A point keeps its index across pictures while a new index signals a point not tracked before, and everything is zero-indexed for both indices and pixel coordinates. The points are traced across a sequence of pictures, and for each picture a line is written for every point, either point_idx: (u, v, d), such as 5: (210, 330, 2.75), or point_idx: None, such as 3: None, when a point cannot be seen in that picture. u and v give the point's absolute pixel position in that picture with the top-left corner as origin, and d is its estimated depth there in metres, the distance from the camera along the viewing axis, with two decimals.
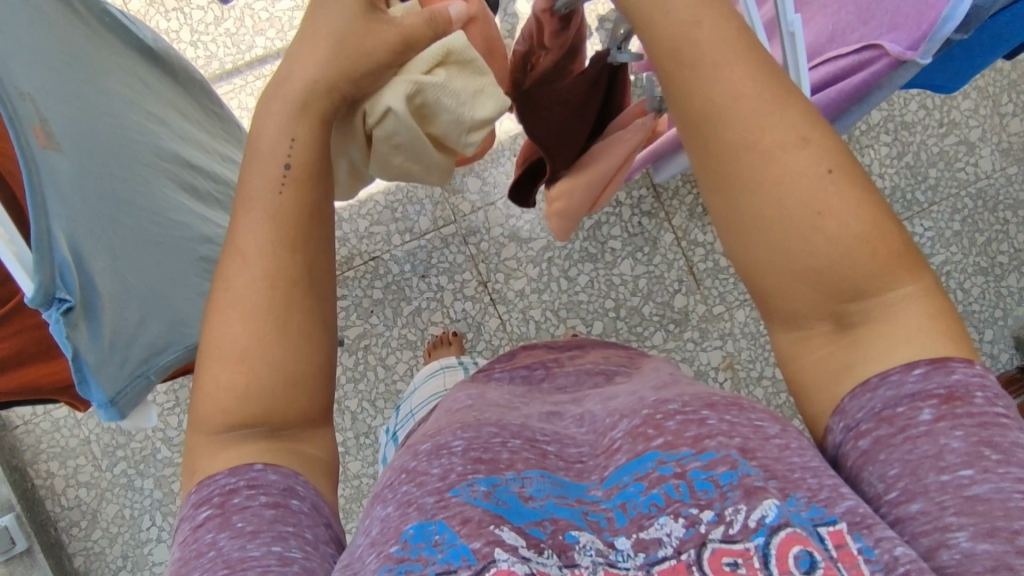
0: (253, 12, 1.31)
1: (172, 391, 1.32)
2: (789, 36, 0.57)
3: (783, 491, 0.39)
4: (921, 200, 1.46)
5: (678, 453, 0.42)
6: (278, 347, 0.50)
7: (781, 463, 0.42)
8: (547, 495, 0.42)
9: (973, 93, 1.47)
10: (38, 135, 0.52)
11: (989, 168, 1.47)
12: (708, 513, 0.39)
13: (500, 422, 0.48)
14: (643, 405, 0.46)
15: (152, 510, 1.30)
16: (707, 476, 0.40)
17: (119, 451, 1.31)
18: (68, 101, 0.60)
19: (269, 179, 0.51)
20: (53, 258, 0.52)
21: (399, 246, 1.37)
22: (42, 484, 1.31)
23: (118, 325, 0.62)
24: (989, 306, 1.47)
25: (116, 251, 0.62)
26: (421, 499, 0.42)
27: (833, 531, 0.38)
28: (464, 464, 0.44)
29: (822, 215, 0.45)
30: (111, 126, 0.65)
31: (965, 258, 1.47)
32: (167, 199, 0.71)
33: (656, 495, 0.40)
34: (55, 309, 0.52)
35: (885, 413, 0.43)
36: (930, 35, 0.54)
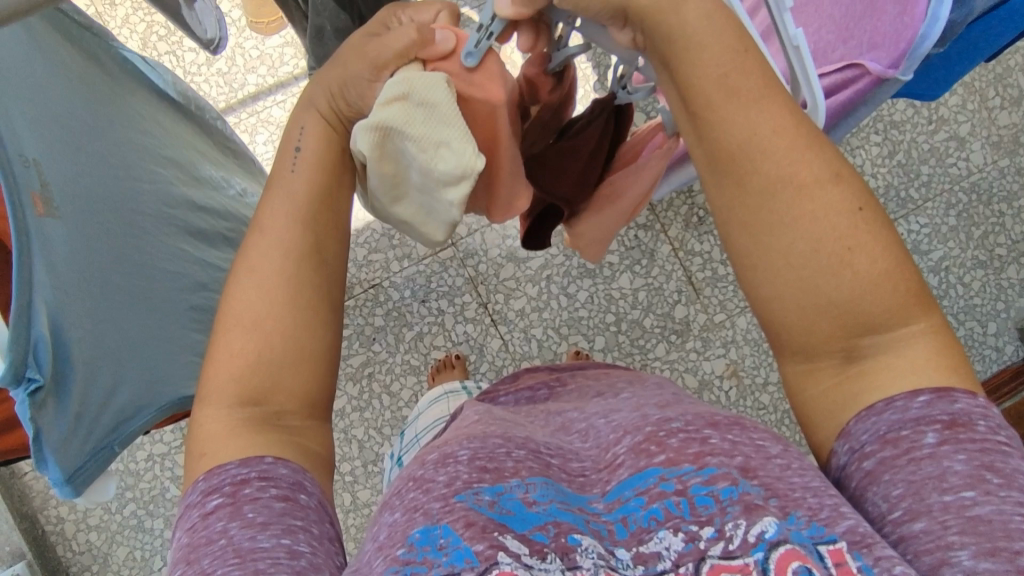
0: (244, 51, 1.33)
1: (178, 430, 1.32)
2: (794, 51, 0.50)
3: (784, 510, 0.39)
4: (915, 197, 1.47)
5: (679, 469, 0.42)
6: (280, 378, 0.51)
7: (782, 482, 0.42)
8: (550, 500, 0.42)
9: (960, 88, 1.48)
10: (36, 204, 0.53)
11: (980, 162, 1.47)
12: (708, 529, 0.39)
13: (506, 435, 0.48)
14: (646, 422, 0.46)
15: (163, 550, 1.30)
16: (707, 492, 0.40)
17: (128, 492, 1.31)
18: (74, 158, 0.60)
19: (276, 249, 0.53)
20: (30, 336, 0.51)
21: (398, 272, 1.37)
22: (52, 529, 1.31)
23: (88, 399, 0.59)
24: (991, 299, 1.47)
25: (108, 310, 0.61)
26: (429, 504, 0.42)
27: (833, 549, 0.38)
28: (470, 472, 0.44)
29: (850, 251, 0.46)
30: (116, 179, 0.66)
31: (963, 252, 1.47)
32: (165, 248, 0.71)
33: (656, 510, 0.40)
34: (22, 390, 0.51)
35: (890, 435, 0.43)
36: (910, 52, 0.55)
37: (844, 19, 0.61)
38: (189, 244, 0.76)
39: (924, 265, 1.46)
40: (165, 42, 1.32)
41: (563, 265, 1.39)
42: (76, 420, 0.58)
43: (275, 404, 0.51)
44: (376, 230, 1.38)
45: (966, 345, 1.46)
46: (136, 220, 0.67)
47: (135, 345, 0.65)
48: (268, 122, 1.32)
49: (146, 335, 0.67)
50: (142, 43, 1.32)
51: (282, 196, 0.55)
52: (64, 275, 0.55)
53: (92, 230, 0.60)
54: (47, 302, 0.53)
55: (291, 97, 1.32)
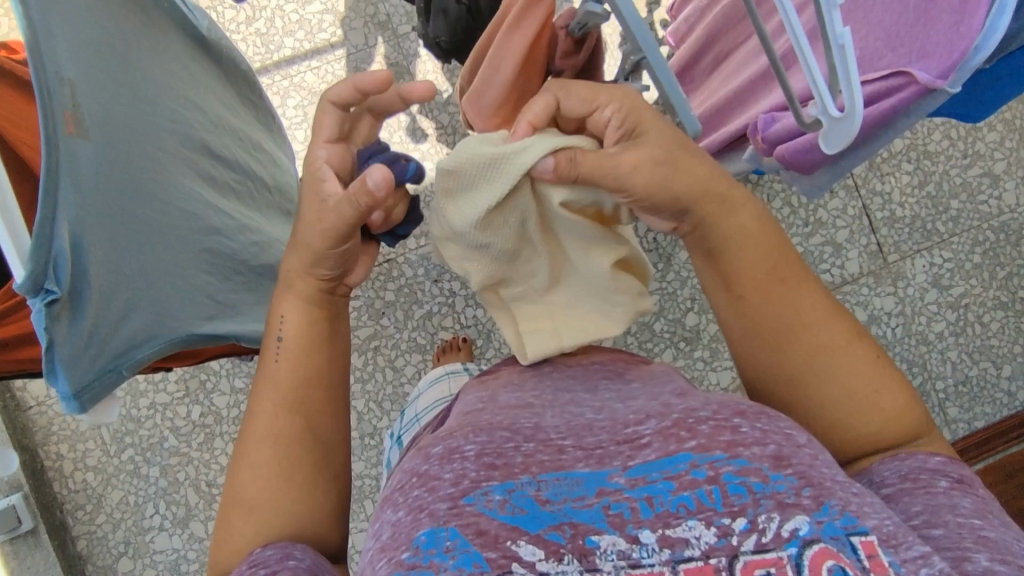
0: (284, 14, 1.33)
1: (182, 381, 1.34)
2: (839, 50, 0.50)
3: (817, 500, 0.40)
4: (942, 231, 1.45)
5: (711, 455, 0.42)
6: (289, 452, 0.57)
7: (815, 470, 0.42)
8: (563, 499, 0.41)
9: (1000, 125, 1.45)
10: (68, 123, 0.54)
11: (1013, 202, 1.45)
12: (741, 521, 0.39)
13: (513, 427, 0.48)
14: (673, 410, 0.46)
15: (156, 498, 1.32)
16: (741, 481, 0.40)
17: (128, 437, 1.33)
18: (105, 86, 0.61)
19: (277, 368, 0.60)
20: (52, 248, 0.51)
21: (414, 250, 1.38)
22: (51, 465, 1.33)
23: (102, 316, 0.60)
24: (1008, 341, 1.44)
25: (123, 242, 0.62)
26: (434, 505, 0.42)
27: (865, 540, 0.39)
28: (477, 470, 0.44)
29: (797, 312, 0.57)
30: (142, 112, 0.66)
31: (984, 291, 1.45)
32: (183, 187, 0.72)
33: (686, 498, 0.40)
34: (40, 300, 0.51)
35: None
36: (961, 64, 0.53)
37: (894, 27, 0.60)
38: (203, 188, 0.76)
39: (943, 300, 1.44)
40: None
41: None
42: (87, 338, 0.58)
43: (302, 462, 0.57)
44: None
45: (978, 386, 1.44)
46: (157, 154, 0.68)
47: (147, 274, 0.66)
48: (300, 87, 1.33)
49: (156, 268, 0.67)
50: None
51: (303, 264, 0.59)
52: (86, 196, 0.56)
53: (114, 158, 0.61)
54: (69, 219, 0.53)
55: (326, 65, 1.33)
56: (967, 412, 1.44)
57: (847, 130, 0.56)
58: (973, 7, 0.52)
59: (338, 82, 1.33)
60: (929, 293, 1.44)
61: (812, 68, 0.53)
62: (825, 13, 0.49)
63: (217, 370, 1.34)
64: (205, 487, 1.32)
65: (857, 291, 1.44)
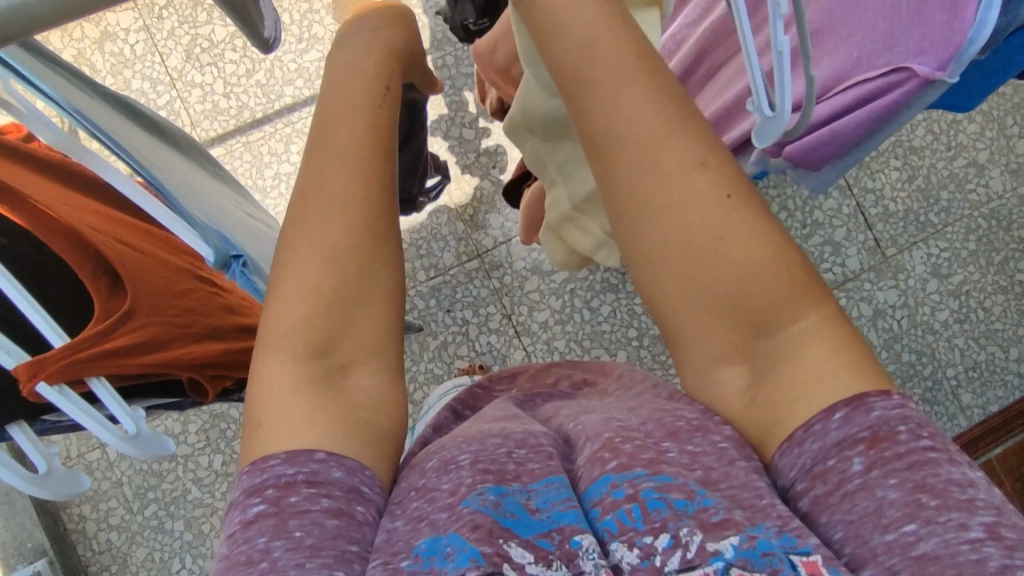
0: (282, 64, 1.37)
1: (202, 431, 1.33)
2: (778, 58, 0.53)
3: (751, 518, 0.39)
4: (935, 222, 1.49)
5: (631, 473, 0.41)
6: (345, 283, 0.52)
7: (747, 491, 0.42)
8: (553, 505, 0.42)
9: (978, 116, 1.51)
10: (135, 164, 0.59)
11: (999, 189, 1.49)
12: (663, 538, 0.38)
13: (503, 432, 0.48)
14: (606, 429, 0.46)
15: (182, 553, 1.30)
16: (660, 496, 0.40)
17: (150, 493, 1.32)
18: (143, 148, 0.66)
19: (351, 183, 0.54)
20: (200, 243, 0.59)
21: (423, 282, 1.40)
22: (74, 528, 1.31)
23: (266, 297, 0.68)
24: (1012, 324, 1.47)
25: (236, 245, 0.68)
26: (435, 514, 0.43)
27: (806, 561, 0.38)
28: (473, 475, 0.44)
29: (730, 243, 0.47)
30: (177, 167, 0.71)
31: (983, 277, 1.48)
32: (239, 221, 0.77)
33: (610, 521, 0.40)
34: None
35: (817, 470, 0.42)
36: (958, 56, 0.56)
37: (886, 27, 0.63)
38: (255, 224, 0.82)
39: (944, 288, 1.47)
40: (208, 54, 1.37)
41: (587, 279, 1.41)
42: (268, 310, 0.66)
43: (316, 376, 0.51)
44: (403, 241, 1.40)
45: (988, 370, 1.46)
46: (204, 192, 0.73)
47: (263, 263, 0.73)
48: (302, 133, 1.36)
49: (268, 268, 0.74)
50: (186, 54, 1.37)
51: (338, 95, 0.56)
52: (191, 217, 0.62)
53: (183, 193, 0.66)
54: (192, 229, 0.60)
55: None
56: (980, 396, 1.46)
57: (776, 128, 0.60)
58: (963, 3, 0.55)
59: None
60: (929, 284, 1.47)
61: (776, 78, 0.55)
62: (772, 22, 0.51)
63: (237, 417, 1.34)
64: None
65: (859, 287, 1.47)
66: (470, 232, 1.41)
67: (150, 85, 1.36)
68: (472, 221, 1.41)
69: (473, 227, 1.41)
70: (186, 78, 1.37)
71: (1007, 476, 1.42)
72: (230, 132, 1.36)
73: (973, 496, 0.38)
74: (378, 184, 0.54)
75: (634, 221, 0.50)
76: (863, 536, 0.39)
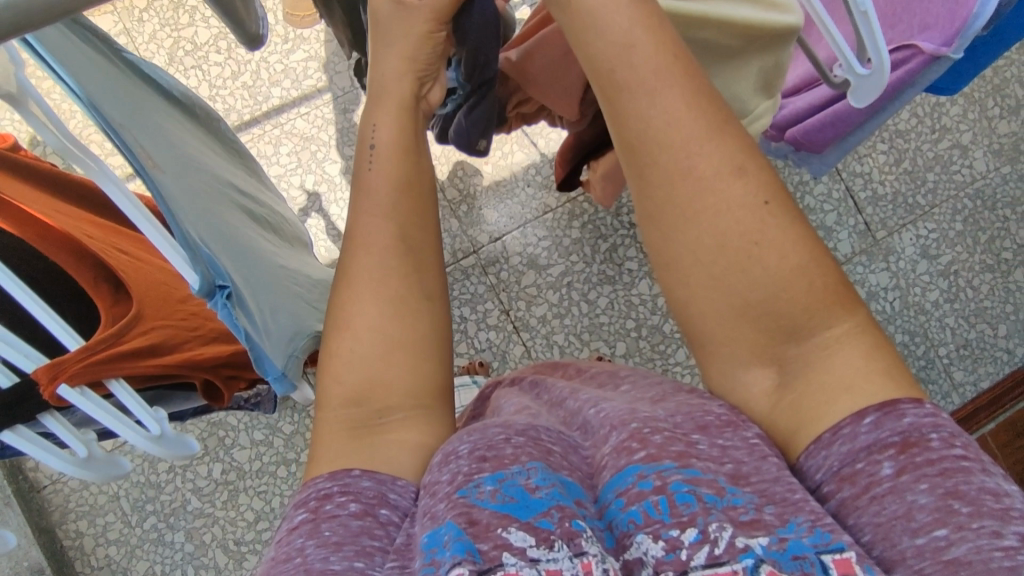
0: (269, 65, 1.36)
1: (200, 440, 1.31)
2: (863, 17, 0.54)
3: (782, 518, 0.38)
4: (923, 203, 1.51)
5: (659, 465, 0.40)
6: (383, 283, 0.52)
7: (779, 486, 0.40)
8: (552, 485, 0.40)
9: (960, 99, 1.53)
10: (148, 161, 0.53)
11: (983, 169, 1.52)
12: (691, 532, 0.36)
13: (506, 423, 0.47)
14: (633, 417, 0.44)
15: (183, 564, 1.28)
16: (689, 489, 0.38)
17: (149, 505, 1.29)
18: (154, 139, 0.59)
19: (385, 176, 0.54)
20: (201, 253, 0.54)
21: None
22: (71, 544, 1.28)
23: (262, 313, 0.64)
24: (1000, 301, 1.50)
25: (239, 259, 0.63)
26: (435, 507, 0.41)
27: (839, 559, 0.36)
28: (470, 464, 0.43)
29: (766, 218, 0.46)
30: (187, 161, 0.64)
31: (971, 256, 1.50)
32: (243, 228, 0.71)
33: (634, 513, 0.38)
34: (218, 297, 0.54)
35: (845, 472, 0.40)
36: (964, 31, 0.57)
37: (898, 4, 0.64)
38: (256, 231, 0.77)
39: (933, 269, 1.50)
40: (193, 57, 1.35)
41: (584, 272, 1.41)
42: (258, 330, 0.62)
43: (354, 410, 0.50)
44: None
45: (978, 347, 1.49)
46: (212, 193, 0.67)
47: (263, 286, 0.68)
48: (291, 134, 1.35)
49: (270, 283, 0.71)
50: (169, 57, 1.35)
51: (391, 111, 0.57)
52: (199, 224, 0.57)
53: (193, 196, 0.60)
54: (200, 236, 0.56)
55: (315, 110, 1.35)
56: (972, 373, 1.48)
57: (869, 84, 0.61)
58: None
59: (329, 125, 1.35)
60: (919, 265, 1.49)
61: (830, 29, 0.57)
62: None
63: (235, 424, 1.32)
64: (233, 545, 1.29)
65: (851, 270, 1.48)
66: (465, 229, 1.41)
67: None
68: (467, 218, 1.41)
69: (467, 224, 1.41)
70: None
71: (1000, 450, 1.44)
72: None
73: (1007, 505, 0.36)
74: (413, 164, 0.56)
75: (650, 205, 0.49)
76: (892, 538, 0.37)
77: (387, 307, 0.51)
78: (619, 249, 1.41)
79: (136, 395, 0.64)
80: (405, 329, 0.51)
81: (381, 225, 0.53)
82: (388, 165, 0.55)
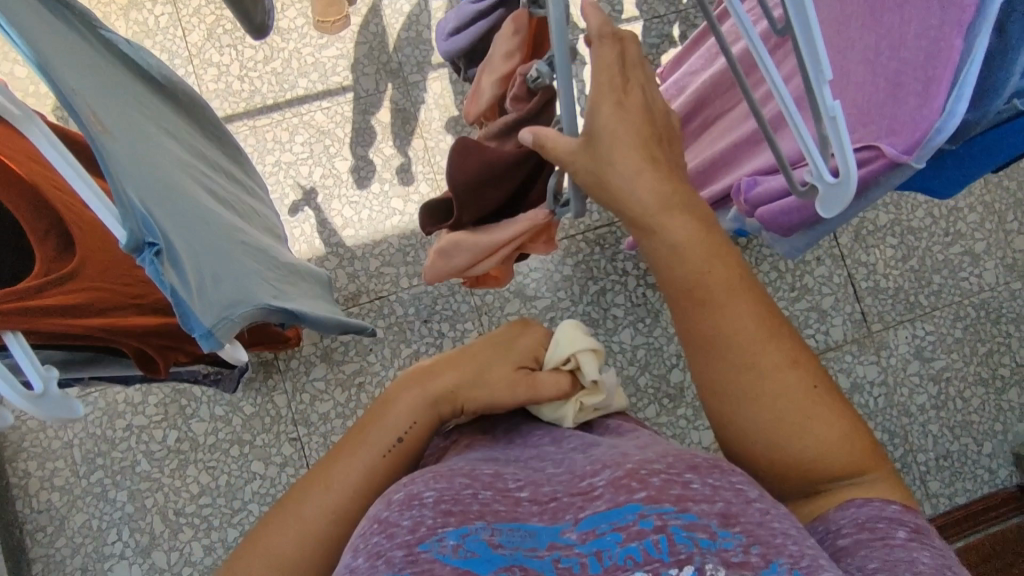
0: (300, 56, 1.39)
1: (162, 405, 1.32)
2: (831, 121, 0.50)
3: (765, 558, 0.40)
4: (925, 304, 1.48)
5: (659, 507, 0.42)
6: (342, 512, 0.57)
7: (763, 528, 0.42)
8: (515, 547, 0.42)
9: (980, 206, 1.50)
10: (95, 123, 0.54)
11: (992, 281, 1.49)
12: (686, 570, 0.39)
13: (472, 474, 0.49)
14: (627, 460, 0.46)
15: (120, 524, 1.29)
16: (687, 534, 0.40)
17: (99, 459, 1.31)
18: (106, 106, 0.60)
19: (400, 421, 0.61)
20: (136, 209, 0.53)
21: (406, 289, 1.37)
22: (17, 483, 1.30)
23: (200, 279, 0.62)
24: (990, 418, 1.45)
25: (183, 223, 0.62)
26: (391, 553, 0.42)
27: None
28: (434, 517, 0.44)
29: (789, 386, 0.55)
30: (143, 133, 0.66)
31: (966, 366, 1.46)
32: (197, 196, 0.71)
33: (633, 550, 0.40)
34: (148, 253, 0.53)
35: (868, 523, 0.49)
36: (924, 142, 0.57)
37: (867, 104, 0.64)
38: (216, 203, 0.76)
39: (925, 372, 1.46)
40: (230, 36, 1.40)
41: (568, 310, 1.40)
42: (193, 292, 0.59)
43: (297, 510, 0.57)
44: (392, 244, 1.38)
45: (959, 461, 1.44)
46: (166, 161, 0.67)
47: (207, 248, 0.65)
48: (309, 125, 1.38)
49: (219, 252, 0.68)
50: (208, 33, 1.40)
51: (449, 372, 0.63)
52: (135, 184, 0.57)
53: (138, 161, 0.60)
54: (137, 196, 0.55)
55: (336, 106, 1.39)
56: (948, 486, 1.43)
57: (840, 198, 0.57)
58: (934, 92, 0.57)
59: (347, 123, 1.39)
60: (911, 365, 1.46)
61: (800, 129, 0.54)
62: (814, 85, 0.49)
63: (198, 395, 1.33)
64: (173, 515, 1.29)
65: (839, 357, 1.45)
66: None
67: (168, 57, 1.38)
68: None
69: None
70: (204, 55, 1.39)
71: None
72: (238, 114, 1.38)
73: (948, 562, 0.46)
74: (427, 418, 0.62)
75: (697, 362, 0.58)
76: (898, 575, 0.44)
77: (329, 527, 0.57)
78: (607, 293, 1.42)
79: (33, 355, 0.60)
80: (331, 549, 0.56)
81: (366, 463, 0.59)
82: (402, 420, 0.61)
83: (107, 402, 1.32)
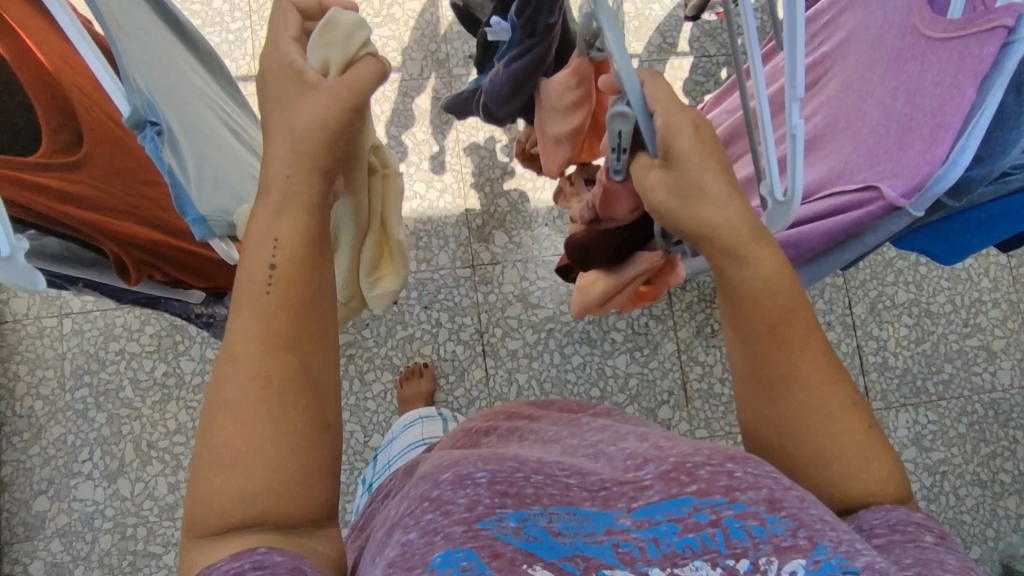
0: None
1: (157, 337, 1.35)
2: (793, 139, 0.52)
3: (813, 539, 0.38)
4: (931, 391, 1.43)
5: (712, 499, 0.40)
6: (268, 411, 0.43)
7: (805, 512, 0.40)
8: (575, 533, 0.40)
9: (1005, 305, 1.46)
10: (111, 17, 0.57)
11: (1006, 382, 1.44)
12: (744, 562, 0.38)
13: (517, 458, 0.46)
14: (669, 452, 0.44)
15: (94, 445, 1.31)
16: (741, 525, 0.39)
17: (87, 377, 1.33)
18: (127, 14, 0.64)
19: (256, 281, 0.45)
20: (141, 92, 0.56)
21: (413, 273, 1.39)
22: (5, 384, 1.33)
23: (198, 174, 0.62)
24: (981, 522, 1.39)
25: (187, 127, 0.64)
26: (449, 529, 0.39)
27: None
28: (490, 496, 0.41)
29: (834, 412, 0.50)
30: (162, 51, 0.69)
31: (964, 463, 1.41)
32: (207, 120, 0.73)
33: (691, 540, 0.39)
34: (148, 130, 0.55)
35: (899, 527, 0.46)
36: (925, 188, 0.58)
37: (872, 148, 0.64)
38: (228, 134, 0.78)
39: (920, 460, 1.41)
40: None
41: (568, 324, 1.40)
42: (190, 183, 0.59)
43: (267, 392, 0.43)
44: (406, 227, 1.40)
45: None
46: (180, 79, 0.70)
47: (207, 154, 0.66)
48: None
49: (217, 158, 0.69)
50: None
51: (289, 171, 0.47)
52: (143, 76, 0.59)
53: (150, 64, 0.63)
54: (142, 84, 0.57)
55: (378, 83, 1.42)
56: None
57: (789, 212, 0.57)
58: (941, 139, 0.58)
59: (385, 101, 1.42)
60: (907, 450, 1.41)
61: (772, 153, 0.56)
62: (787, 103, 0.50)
63: (193, 334, 1.35)
64: (145, 446, 1.32)
65: None
66: (472, 241, 1.40)
67: (230, 10, 1.44)
68: (478, 232, 1.41)
69: (476, 237, 1.40)
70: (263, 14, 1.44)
71: None
72: None
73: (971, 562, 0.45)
74: (301, 267, 0.46)
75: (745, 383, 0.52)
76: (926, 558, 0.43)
77: (262, 430, 0.43)
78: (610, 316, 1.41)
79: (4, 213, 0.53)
80: (279, 470, 0.43)
81: (251, 335, 0.44)
82: (258, 270, 0.45)
83: (107, 323, 1.35)
